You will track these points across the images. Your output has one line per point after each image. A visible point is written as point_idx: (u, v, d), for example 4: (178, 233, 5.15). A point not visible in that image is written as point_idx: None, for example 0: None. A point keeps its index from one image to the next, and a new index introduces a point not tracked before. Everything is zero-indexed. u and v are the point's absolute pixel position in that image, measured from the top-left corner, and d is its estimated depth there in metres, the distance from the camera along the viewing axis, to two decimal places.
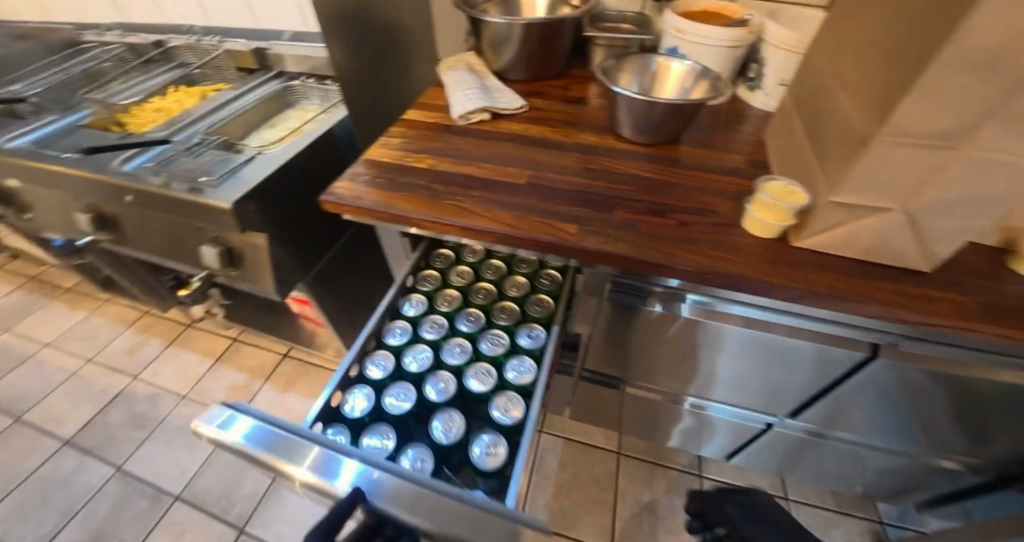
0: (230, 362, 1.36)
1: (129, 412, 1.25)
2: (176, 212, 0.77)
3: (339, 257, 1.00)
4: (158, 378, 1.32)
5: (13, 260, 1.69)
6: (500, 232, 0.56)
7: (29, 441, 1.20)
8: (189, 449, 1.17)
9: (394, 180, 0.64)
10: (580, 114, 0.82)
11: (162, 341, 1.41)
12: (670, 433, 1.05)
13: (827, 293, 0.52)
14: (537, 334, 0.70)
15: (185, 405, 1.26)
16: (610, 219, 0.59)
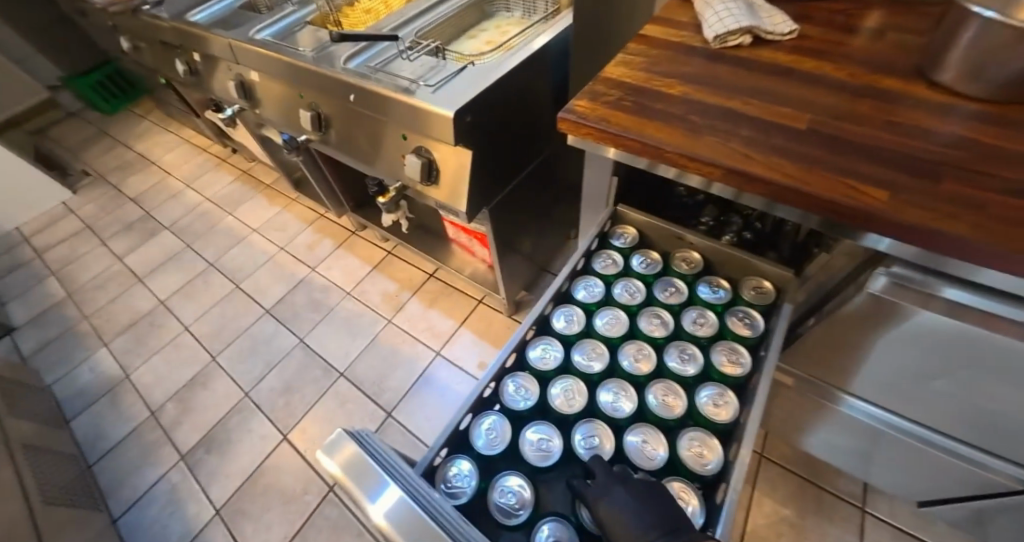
0: (385, 270, 1.47)
1: (306, 296, 1.44)
2: (389, 117, 0.78)
3: (515, 188, 0.97)
4: (328, 272, 1.49)
5: (228, 151, 2.01)
6: (785, 183, 0.45)
7: (239, 303, 1.45)
8: (350, 340, 1.31)
9: (639, 105, 0.55)
10: (870, 48, 0.63)
11: (334, 243, 1.57)
12: (849, 459, 0.89)
13: None
14: (736, 361, 0.61)
15: (348, 300, 1.41)
16: (944, 191, 0.43)
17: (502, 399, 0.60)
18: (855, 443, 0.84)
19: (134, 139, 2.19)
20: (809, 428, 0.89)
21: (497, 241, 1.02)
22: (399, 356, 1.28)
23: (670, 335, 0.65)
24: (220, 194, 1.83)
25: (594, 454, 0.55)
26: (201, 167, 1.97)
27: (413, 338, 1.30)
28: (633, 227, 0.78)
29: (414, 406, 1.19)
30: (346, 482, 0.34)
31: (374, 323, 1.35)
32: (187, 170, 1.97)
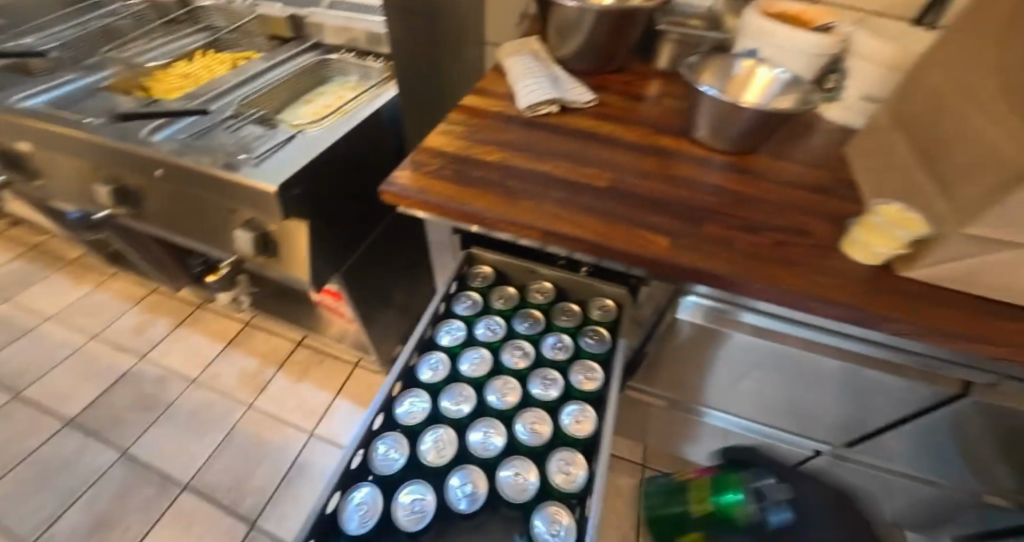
0: (241, 346, 1.29)
1: (132, 394, 1.18)
2: (208, 191, 0.71)
3: (371, 247, 0.95)
4: (167, 360, 1.25)
5: (7, 224, 1.61)
6: (585, 239, 0.51)
7: (24, 419, 1.12)
8: (195, 438, 1.11)
9: (461, 173, 0.61)
10: (648, 112, 0.77)
11: (172, 322, 1.33)
12: (703, 451, 1.02)
13: (951, 333, 0.47)
14: (592, 375, 0.65)
15: (195, 389, 1.20)
16: (703, 233, 0.54)
17: (372, 467, 0.54)
18: (700, 436, 0.96)
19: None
20: (669, 432, 1.00)
21: (360, 302, 0.98)
22: (266, 444, 1.11)
23: (532, 364, 0.67)
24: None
25: (470, 501, 0.53)
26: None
27: (279, 420, 1.15)
28: (489, 265, 0.81)
29: (285, 500, 1.03)
30: None
31: (230, 412, 1.16)
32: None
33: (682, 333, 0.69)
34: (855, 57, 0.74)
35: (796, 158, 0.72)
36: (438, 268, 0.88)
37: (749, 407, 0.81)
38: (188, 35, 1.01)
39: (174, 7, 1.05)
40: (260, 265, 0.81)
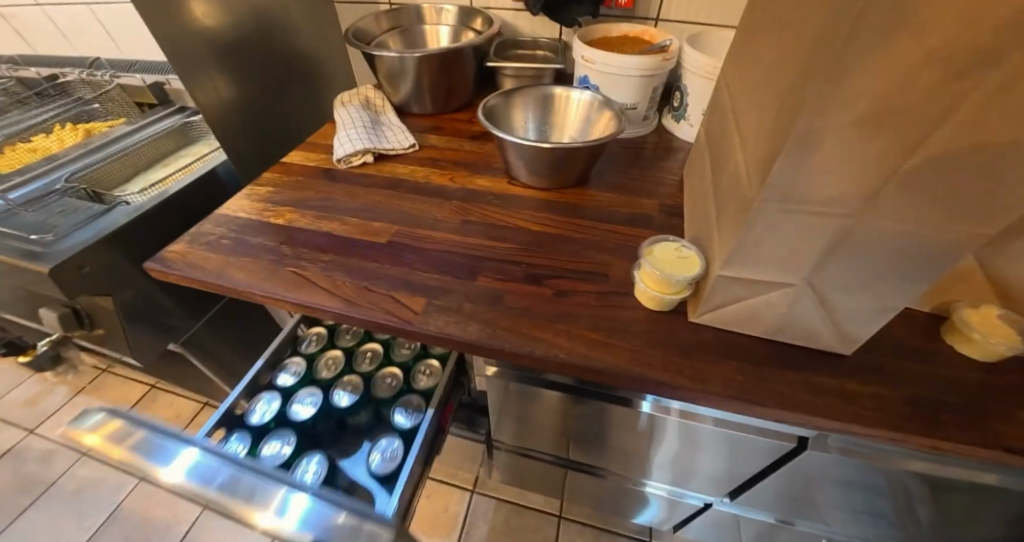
0: (140, 412, 1.28)
1: (20, 472, 1.16)
2: (14, 274, 0.68)
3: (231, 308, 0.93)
4: (58, 433, 1.23)
5: None
6: (332, 308, 0.48)
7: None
8: (75, 520, 1.07)
9: (239, 241, 0.57)
10: (480, 151, 0.74)
11: (69, 390, 1.34)
12: (609, 503, 0.93)
13: (721, 394, 0.41)
14: (433, 372, 0.66)
15: (86, 463, 1.18)
16: (471, 290, 0.49)
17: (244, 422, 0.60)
18: (598, 489, 0.88)
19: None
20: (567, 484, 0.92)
21: None
22: (153, 519, 1.07)
23: (380, 364, 0.67)
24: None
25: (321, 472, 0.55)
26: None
27: (167, 496, 1.12)
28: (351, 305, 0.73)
29: None
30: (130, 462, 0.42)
31: (118, 486, 1.13)
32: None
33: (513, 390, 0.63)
34: (690, 71, 0.70)
35: (628, 186, 0.67)
36: None
37: (620, 463, 0.72)
38: (53, 107, 0.98)
39: (43, 79, 1.05)
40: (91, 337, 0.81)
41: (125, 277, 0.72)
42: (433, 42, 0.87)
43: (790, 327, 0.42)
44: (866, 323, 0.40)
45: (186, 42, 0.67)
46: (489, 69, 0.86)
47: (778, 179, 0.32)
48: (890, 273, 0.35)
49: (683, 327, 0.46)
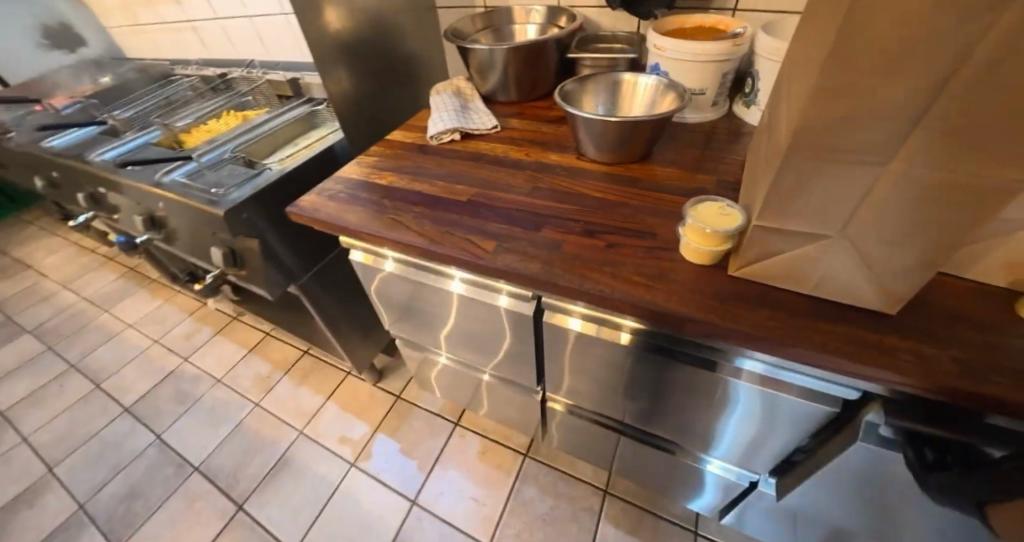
0: (259, 353, 1.61)
1: (178, 387, 1.53)
2: (194, 219, 0.92)
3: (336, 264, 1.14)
4: (202, 363, 1.60)
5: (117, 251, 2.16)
6: (419, 244, 0.60)
7: (95, 405, 1.51)
8: (212, 429, 1.40)
9: (353, 195, 0.72)
10: (552, 133, 0.82)
11: (211, 330, 1.71)
12: (654, 477, 0.96)
13: (748, 332, 0.44)
14: None
15: (219, 388, 1.51)
16: (532, 237, 0.57)
17: None
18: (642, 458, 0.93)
19: (20, 249, 2.27)
20: (612, 452, 0.98)
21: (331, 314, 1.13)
22: (263, 438, 1.36)
23: None
24: (99, 291, 1.97)
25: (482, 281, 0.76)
26: (85, 270, 2.10)
27: (277, 420, 1.40)
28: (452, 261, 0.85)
29: (268, 488, 1.25)
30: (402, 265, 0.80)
31: (240, 408, 1.45)
32: (67, 273, 2.10)
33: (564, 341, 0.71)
34: (763, 58, 0.72)
35: (688, 165, 0.71)
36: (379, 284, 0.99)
37: (663, 427, 0.77)
38: (222, 99, 1.27)
39: (215, 77, 1.33)
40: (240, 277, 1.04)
41: (265, 226, 0.92)
42: (519, 40, 0.97)
43: (830, 281, 0.44)
44: (908, 281, 0.40)
45: (325, 43, 0.85)
46: (568, 62, 0.94)
47: (800, 125, 0.36)
48: (927, 226, 0.36)
49: (721, 279, 0.49)
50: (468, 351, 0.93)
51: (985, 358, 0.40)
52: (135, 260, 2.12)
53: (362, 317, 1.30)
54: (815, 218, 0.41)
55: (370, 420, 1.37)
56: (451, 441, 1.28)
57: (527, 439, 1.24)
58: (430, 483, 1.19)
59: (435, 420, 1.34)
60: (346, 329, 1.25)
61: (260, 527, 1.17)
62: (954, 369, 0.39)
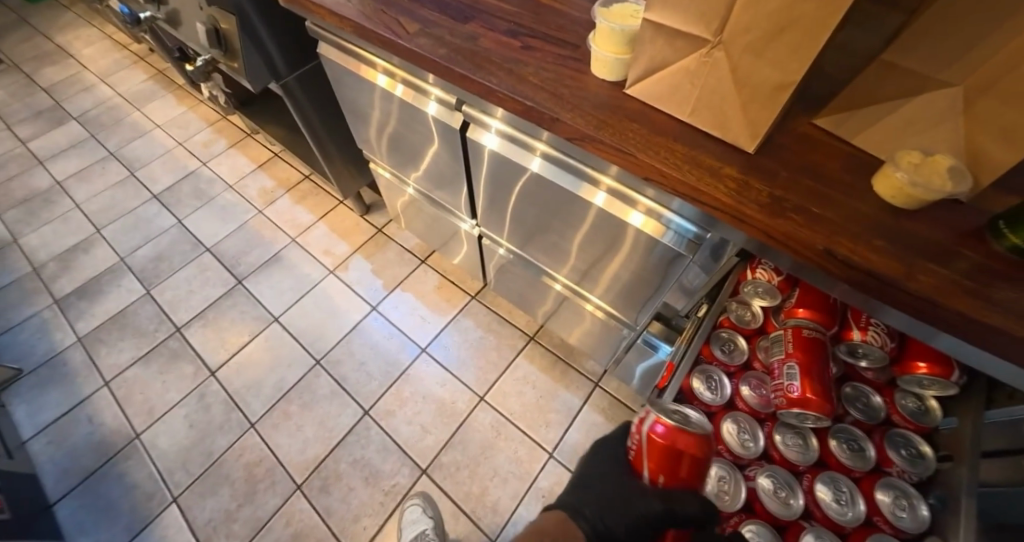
0: (267, 168, 1.77)
1: (197, 184, 1.73)
2: None
3: (320, 71, 1.18)
4: (219, 168, 1.78)
5: (146, 51, 2.26)
6: (351, 20, 0.61)
7: (129, 187, 1.74)
8: (222, 222, 1.62)
9: None
10: None
11: (228, 142, 1.86)
12: (570, 327, 1.13)
13: (612, 146, 0.45)
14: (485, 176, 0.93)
15: (230, 191, 1.71)
16: (456, 28, 0.56)
17: None
18: (564, 307, 1.07)
19: (61, 33, 2.38)
20: (539, 298, 1.14)
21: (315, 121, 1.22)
22: (262, 239, 1.57)
23: None
24: (131, 90, 2.09)
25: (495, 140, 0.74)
26: (118, 64, 2.21)
27: (275, 226, 1.60)
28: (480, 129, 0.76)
29: (263, 273, 1.49)
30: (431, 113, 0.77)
31: (246, 212, 1.64)
32: (104, 67, 2.20)
33: (494, 169, 0.77)
34: None
35: None
36: (345, 105, 1.02)
37: (573, 269, 0.87)
38: None
39: None
40: (229, 65, 1.12)
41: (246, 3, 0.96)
42: None
43: (705, 108, 0.43)
44: (771, 105, 0.39)
45: None
46: None
47: None
48: (789, 27, 0.33)
49: (614, 96, 0.49)
50: (434, 186, 1.05)
51: (808, 204, 0.41)
52: (161, 64, 2.21)
53: (348, 143, 1.38)
54: (694, 17, 0.37)
55: (351, 243, 1.55)
56: (417, 272, 1.47)
57: (479, 285, 1.43)
58: (390, 297, 1.42)
59: (406, 255, 1.51)
60: (332, 147, 1.35)
61: (254, 298, 1.44)
62: (765, 203, 0.41)
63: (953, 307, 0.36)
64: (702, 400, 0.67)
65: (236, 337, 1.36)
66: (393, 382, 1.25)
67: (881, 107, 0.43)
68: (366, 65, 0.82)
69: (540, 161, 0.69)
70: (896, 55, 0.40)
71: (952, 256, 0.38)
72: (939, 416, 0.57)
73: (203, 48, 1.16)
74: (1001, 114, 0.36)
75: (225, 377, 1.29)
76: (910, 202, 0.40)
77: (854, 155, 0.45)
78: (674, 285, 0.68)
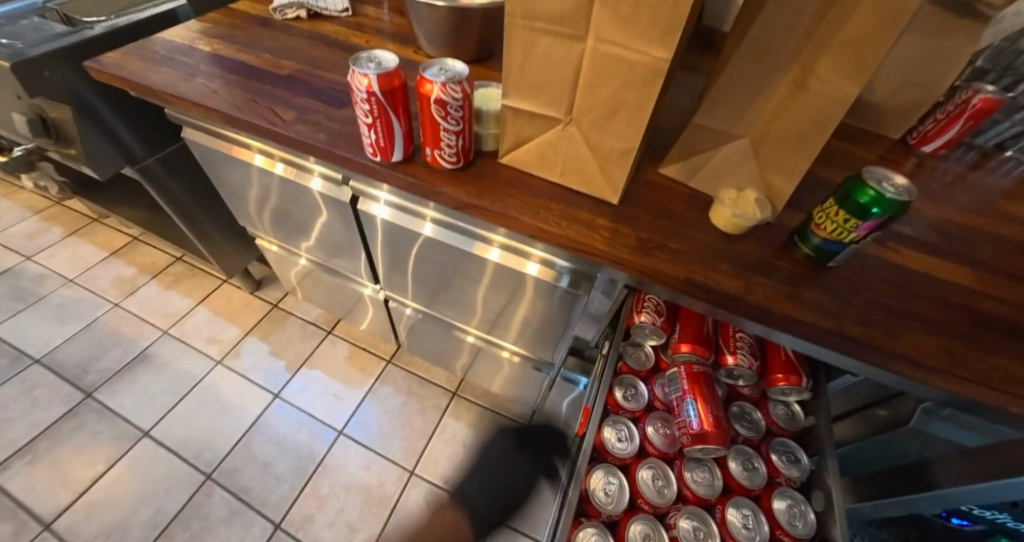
0: (121, 256, 1.52)
1: (18, 286, 1.42)
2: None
3: (184, 151, 1.09)
4: (52, 263, 1.48)
5: None
6: (216, 109, 0.58)
7: None
8: (58, 326, 1.34)
9: (170, 57, 0.67)
10: (402, 25, 0.78)
11: (64, 230, 1.58)
12: (492, 375, 1.13)
13: (499, 210, 0.49)
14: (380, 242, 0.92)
15: (70, 288, 1.43)
16: (334, 115, 0.57)
17: None
18: (483, 357, 1.07)
19: None
20: (457, 352, 1.13)
21: (181, 204, 1.11)
22: (119, 339, 1.33)
23: None
24: None
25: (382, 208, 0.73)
26: None
27: (136, 321, 1.37)
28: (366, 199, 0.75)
29: (122, 381, 1.25)
30: (302, 181, 0.76)
31: (99, 307, 1.39)
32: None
33: (391, 235, 0.78)
34: None
35: None
36: (218, 186, 0.95)
37: (485, 320, 0.89)
38: None
39: None
40: (63, 154, 0.98)
41: (92, 90, 0.87)
42: None
43: (571, 171, 0.49)
44: (621, 165, 0.46)
45: None
46: None
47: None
48: (620, 107, 0.41)
49: (490, 164, 0.53)
50: (332, 257, 1.01)
51: (666, 241, 0.49)
52: None
53: (226, 222, 1.27)
54: (546, 101, 0.44)
55: (240, 326, 1.38)
56: (322, 345, 1.36)
57: (392, 348, 1.37)
58: (294, 380, 1.28)
59: (310, 326, 1.40)
60: (206, 229, 1.22)
61: (112, 413, 1.19)
62: (634, 246, 0.48)
63: (780, 312, 0.46)
64: (615, 452, 0.70)
65: (86, 470, 1.09)
66: (307, 479, 1.11)
67: (701, 158, 0.54)
68: (239, 145, 0.78)
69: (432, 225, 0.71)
70: (702, 117, 0.50)
71: (772, 269, 0.49)
72: (802, 419, 0.70)
73: (22, 137, 1.00)
74: (776, 156, 0.48)
75: (74, 524, 1.02)
76: (738, 230, 0.51)
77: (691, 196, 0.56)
78: (580, 322, 0.75)
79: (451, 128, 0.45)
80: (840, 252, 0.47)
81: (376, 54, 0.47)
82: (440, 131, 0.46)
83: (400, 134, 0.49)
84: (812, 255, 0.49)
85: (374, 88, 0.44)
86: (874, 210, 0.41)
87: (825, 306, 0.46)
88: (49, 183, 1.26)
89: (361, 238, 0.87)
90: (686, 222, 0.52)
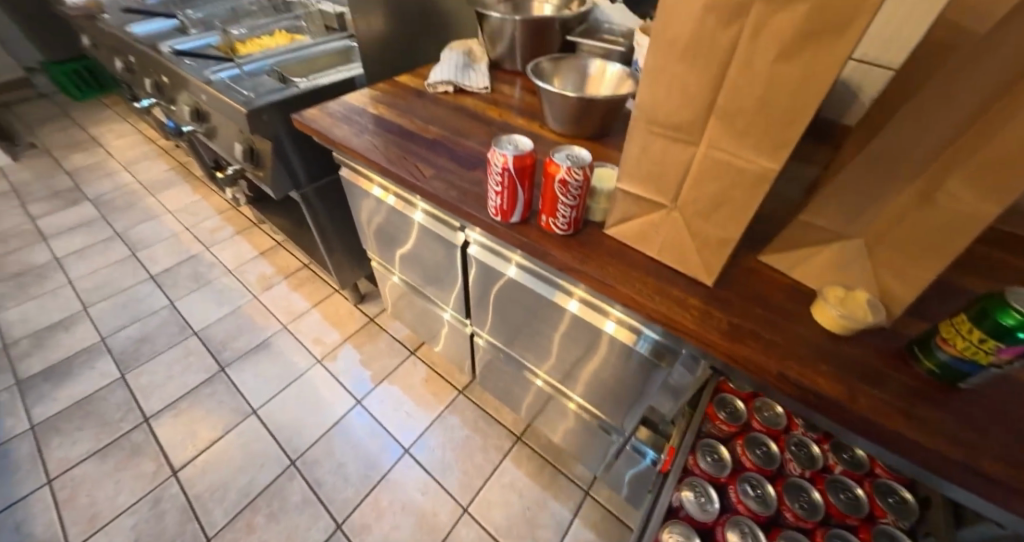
0: (269, 257, 1.84)
1: (194, 269, 1.78)
2: (229, 117, 1.14)
3: (337, 182, 1.33)
4: (221, 254, 1.85)
5: (172, 145, 2.47)
6: (376, 161, 0.73)
7: (129, 266, 1.78)
8: (216, 305, 1.65)
9: (352, 116, 0.86)
10: (529, 102, 0.90)
11: (235, 230, 1.96)
12: (558, 429, 1.13)
13: (600, 275, 0.54)
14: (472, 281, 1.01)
15: (229, 276, 1.76)
16: (468, 176, 0.69)
17: None
18: (551, 409, 1.09)
19: (96, 124, 2.60)
20: (527, 401, 1.16)
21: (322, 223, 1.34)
22: (250, 326, 1.58)
23: None
24: (152, 178, 2.24)
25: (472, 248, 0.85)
26: (145, 156, 2.39)
27: (268, 312, 1.63)
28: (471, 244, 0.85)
29: (249, 361, 1.48)
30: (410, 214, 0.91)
31: (241, 296, 1.68)
32: (129, 156, 2.37)
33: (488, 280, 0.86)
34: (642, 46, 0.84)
35: None
36: (356, 216, 1.13)
37: (562, 373, 0.91)
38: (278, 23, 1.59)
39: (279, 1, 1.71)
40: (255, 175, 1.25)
41: (285, 127, 1.13)
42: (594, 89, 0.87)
43: (668, 250, 0.53)
44: (719, 254, 0.49)
45: None
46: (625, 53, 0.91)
47: (643, 99, 0.44)
48: (724, 203, 0.44)
49: (595, 232, 0.59)
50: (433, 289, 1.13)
51: (760, 329, 0.50)
52: (185, 157, 2.39)
53: (352, 237, 1.48)
54: (654, 188, 0.49)
55: (343, 331, 1.58)
56: (405, 364, 1.48)
57: (466, 380, 1.44)
58: (376, 390, 1.40)
59: (397, 345, 1.54)
60: (338, 247, 1.45)
61: (235, 388, 1.41)
62: (726, 330, 0.49)
63: (891, 428, 0.43)
64: (691, 511, 0.66)
65: (207, 432, 1.30)
66: (370, 488, 1.19)
67: (807, 251, 0.54)
68: (364, 178, 0.97)
69: (516, 269, 0.78)
70: (811, 215, 0.51)
71: (886, 380, 0.46)
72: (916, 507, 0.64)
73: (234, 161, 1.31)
74: (893, 265, 0.47)
75: (189, 476, 1.21)
76: (842, 334, 0.50)
77: (793, 289, 0.55)
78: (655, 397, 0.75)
79: (569, 202, 0.53)
80: (974, 375, 0.43)
81: (513, 140, 0.57)
82: (558, 203, 0.53)
83: (521, 201, 0.57)
84: (937, 372, 0.45)
85: (508, 165, 0.54)
86: (1020, 335, 0.38)
87: (946, 431, 0.42)
88: (239, 195, 1.61)
89: (462, 279, 0.97)
90: (786, 315, 0.52)
